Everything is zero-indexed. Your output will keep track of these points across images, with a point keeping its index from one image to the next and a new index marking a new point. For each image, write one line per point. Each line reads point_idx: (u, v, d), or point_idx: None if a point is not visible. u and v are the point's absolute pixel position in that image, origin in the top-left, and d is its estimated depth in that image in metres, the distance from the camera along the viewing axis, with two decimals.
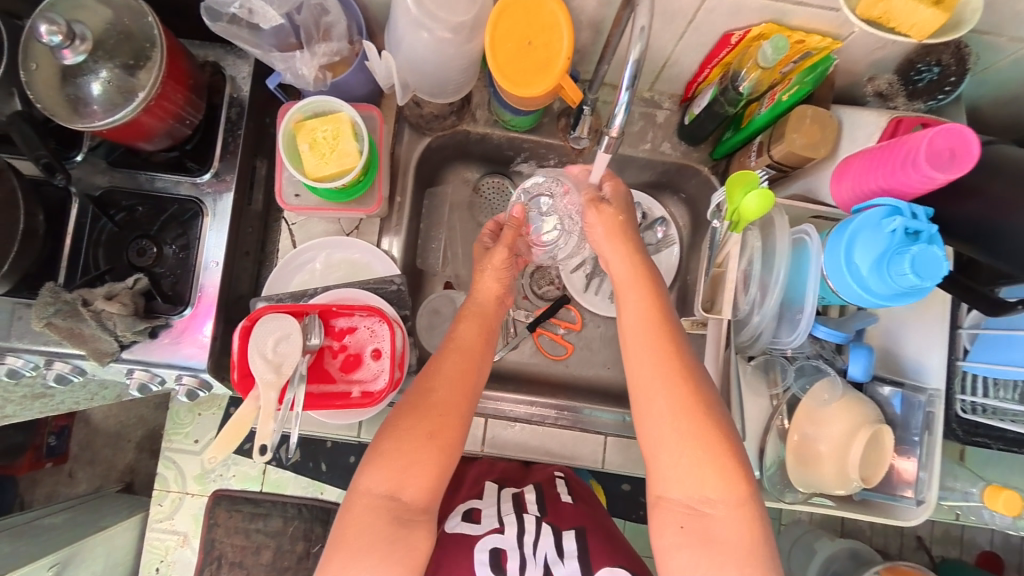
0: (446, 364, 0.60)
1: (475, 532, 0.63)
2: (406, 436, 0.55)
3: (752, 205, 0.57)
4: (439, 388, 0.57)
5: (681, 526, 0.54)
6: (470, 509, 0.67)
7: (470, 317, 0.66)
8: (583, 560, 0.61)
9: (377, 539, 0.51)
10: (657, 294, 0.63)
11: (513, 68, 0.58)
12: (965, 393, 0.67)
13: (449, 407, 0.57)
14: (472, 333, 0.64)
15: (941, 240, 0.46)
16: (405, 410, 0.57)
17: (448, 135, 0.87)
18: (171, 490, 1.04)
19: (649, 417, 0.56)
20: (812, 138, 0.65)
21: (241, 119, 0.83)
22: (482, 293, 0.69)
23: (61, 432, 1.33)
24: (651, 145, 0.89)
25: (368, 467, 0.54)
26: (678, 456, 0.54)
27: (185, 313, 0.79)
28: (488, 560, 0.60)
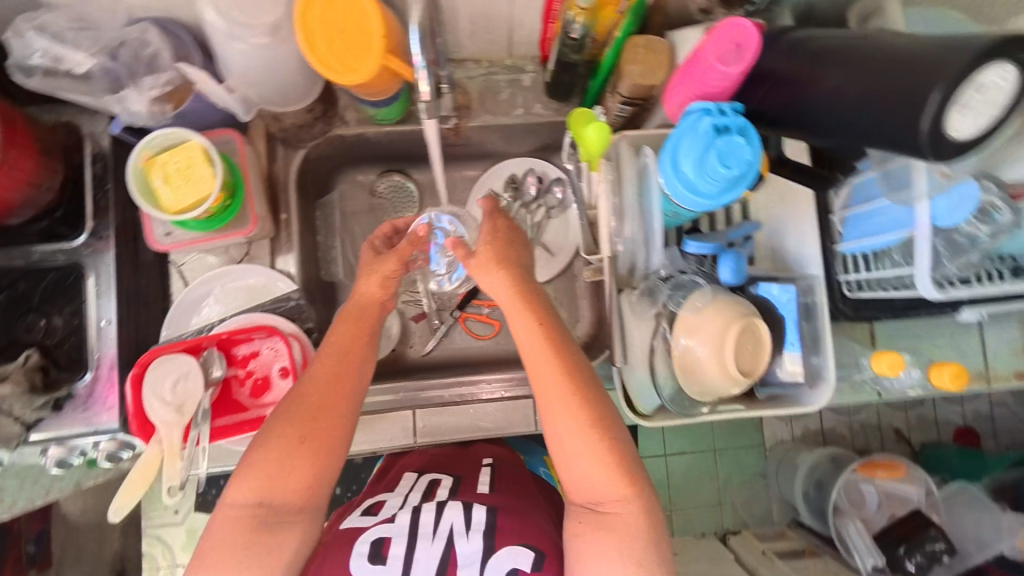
0: (318, 370, 0.60)
1: (363, 525, 0.59)
2: (270, 447, 0.55)
3: (593, 137, 0.60)
4: (310, 393, 0.58)
5: (581, 521, 0.55)
6: (373, 503, 0.63)
7: (347, 317, 0.65)
8: (488, 534, 0.57)
9: (236, 547, 0.52)
10: (538, 304, 0.61)
11: (337, 54, 0.58)
12: (847, 272, 0.69)
13: (317, 413, 0.57)
14: (347, 333, 0.63)
15: (745, 128, 0.48)
16: (276, 418, 0.57)
17: (323, 143, 0.87)
18: (161, 566, 1.05)
19: (553, 422, 0.57)
20: (650, 65, 0.67)
21: (107, 174, 0.80)
22: (362, 293, 0.66)
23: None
24: (524, 109, 0.90)
25: (237, 480, 0.55)
26: (578, 456, 0.55)
27: (88, 377, 0.77)
28: (366, 551, 0.55)
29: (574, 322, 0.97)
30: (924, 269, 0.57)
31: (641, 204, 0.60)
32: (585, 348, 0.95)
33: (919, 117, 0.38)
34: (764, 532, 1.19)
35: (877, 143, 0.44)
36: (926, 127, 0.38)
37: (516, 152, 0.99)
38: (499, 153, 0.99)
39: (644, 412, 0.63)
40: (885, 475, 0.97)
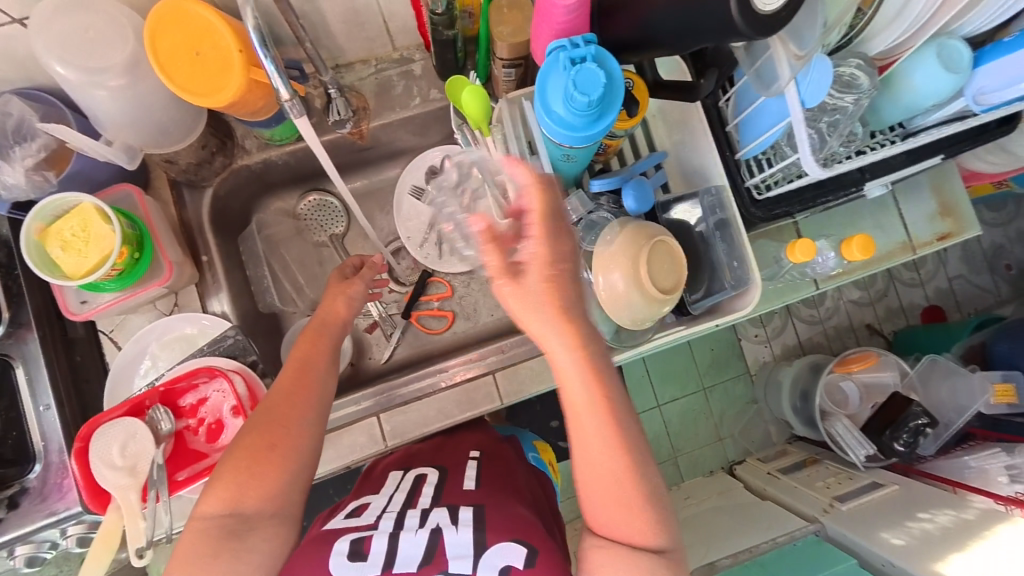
0: (280, 381, 0.61)
1: (341, 527, 0.57)
2: (237, 456, 0.55)
3: (470, 102, 0.61)
4: (274, 402, 0.58)
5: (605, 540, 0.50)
6: (356, 507, 0.62)
7: (311, 326, 0.66)
8: (477, 527, 0.56)
9: (204, 557, 0.50)
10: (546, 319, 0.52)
11: (197, 83, 0.58)
12: (752, 175, 0.71)
13: (284, 419, 0.57)
14: (304, 343, 0.64)
15: (599, 55, 0.50)
16: (243, 431, 0.57)
17: (229, 177, 0.86)
18: None
19: (598, 462, 0.48)
20: (517, 23, 0.69)
21: (12, 259, 0.76)
22: (327, 312, 0.68)
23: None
24: (421, 98, 0.91)
25: (206, 493, 0.54)
26: (604, 482, 0.49)
27: (38, 468, 0.74)
28: (346, 549, 0.53)
29: None
30: (807, 151, 0.58)
31: (538, 162, 0.62)
32: None
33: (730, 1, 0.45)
34: (766, 454, 1.22)
35: (704, 35, 0.50)
36: (736, 10, 0.45)
37: (428, 144, 1.00)
38: (412, 148, 1.00)
39: (590, 354, 0.67)
40: (859, 367, 1.01)
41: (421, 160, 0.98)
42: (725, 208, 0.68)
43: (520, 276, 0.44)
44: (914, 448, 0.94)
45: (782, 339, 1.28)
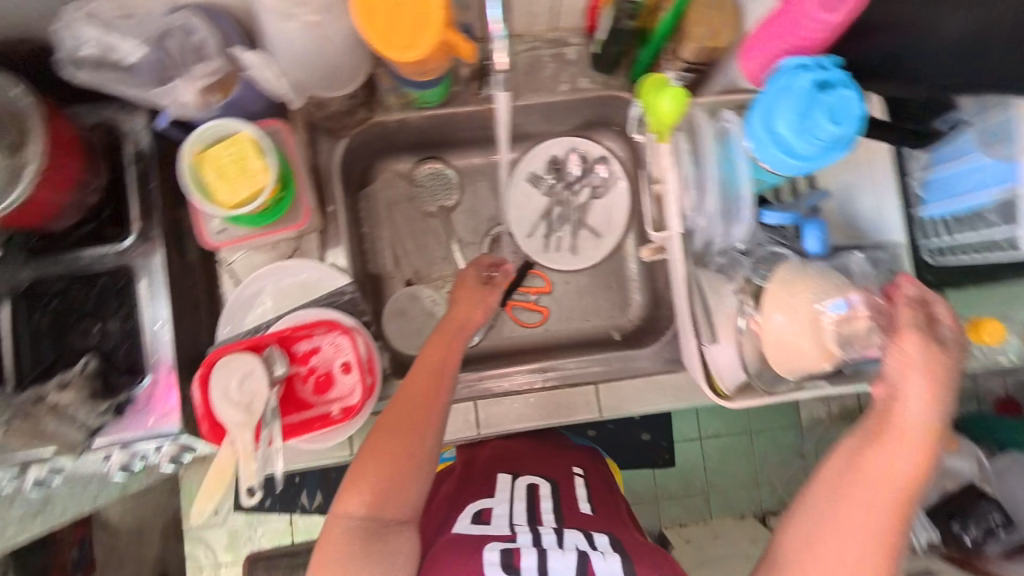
0: (411, 387, 0.62)
1: (485, 534, 0.62)
2: (374, 457, 0.58)
3: (668, 106, 0.57)
4: (407, 409, 0.60)
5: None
6: (479, 512, 0.68)
7: (449, 327, 0.67)
8: (623, 557, 0.58)
9: (352, 556, 0.53)
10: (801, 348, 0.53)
11: (389, 32, 0.55)
12: (929, 237, 0.68)
13: (415, 428, 0.59)
14: (433, 348, 0.65)
15: (849, 83, 0.46)
16: (379, 432, 0.59)
17: (364, 131, 0.84)
18: (206, 565, 1.20)
19: (853, 520, 0.49)
20: (714, 25, 0.65)
21: (151, 172, 0.78)
22: (454, 316, 0.69)
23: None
24: (569, 84, 0.87)
25: (347, 492, 0.57)
26: (850, 534, 0.49)
27: (146, 382, 0.75)
28: (498, 561, 0.56)
29: (625, 304, 0.95)
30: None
31: (717, 180, 0.57)
32: (638, 331, 0.93)
33: None
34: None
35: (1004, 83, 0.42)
36: None
37: (556, 131, 0.96)
38: (539, 133, 0.96)
39: (727, 392, 0.63)
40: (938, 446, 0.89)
41: (549, 147, 0.95)
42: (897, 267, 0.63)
43: (901, 339, 0.51)
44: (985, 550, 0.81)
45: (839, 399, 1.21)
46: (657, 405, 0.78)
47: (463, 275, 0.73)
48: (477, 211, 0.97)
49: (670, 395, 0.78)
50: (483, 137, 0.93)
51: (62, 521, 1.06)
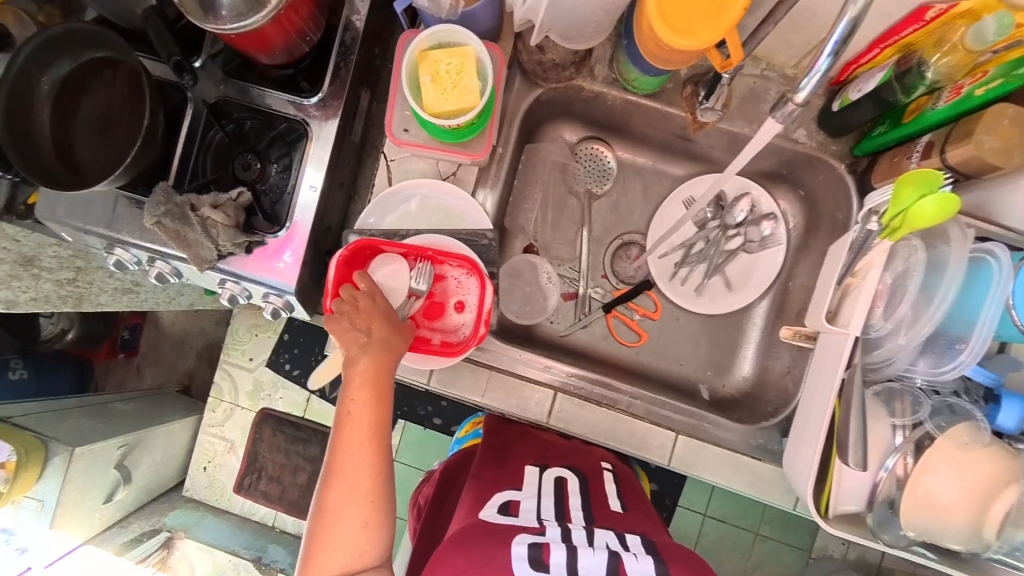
0: (349, 439, 0.59)
1: (514, 524, 0.62)
2: (334, 519, 0.56)
3: (928, 210, 0.50)
4: (353, 460, 0.58)
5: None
6: (506, 504, 0.67)
7: (370, 360, 0.60)
8: (651, 556, 0.57)
9: None
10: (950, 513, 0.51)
11: (679, 12, 0.52)
12: None
13: (362, 487, 0.57)
14: (361, 384, 0.60)
15: None
16: (333, 491, 0.57)
17: (560, 89, 0.81)
18: (224, 400, 1.30)
19: None
20: (1008, 140, 0.55)
21: (354, 45, 0.79)
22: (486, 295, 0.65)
23: (134, 329, 1.45)
24: (784, 129, 0.78)
25: (316, 559, 0.56)
26: None
27: (281, 234, 0.78)
28: (527, 555, 0.55)
29: (725, 366, 0.90)
30: None
31: (928, 308, 0.52)
32: (730, 400, 0.88)
33: None
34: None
35: None
36: None
37: (737, 168, 0.89)
38: (719, 162, 0.89)
39: (829, 512, 0.57)
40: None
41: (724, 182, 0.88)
42: None
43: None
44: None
45: (860, 548, 1.13)
46: (728, 481, 0.78)
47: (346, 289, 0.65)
48: (621, 209, 0.93)
49: (745, 478, 0.78)
50: (664, 142, 0.88)
51: (143, 306, 1.18)
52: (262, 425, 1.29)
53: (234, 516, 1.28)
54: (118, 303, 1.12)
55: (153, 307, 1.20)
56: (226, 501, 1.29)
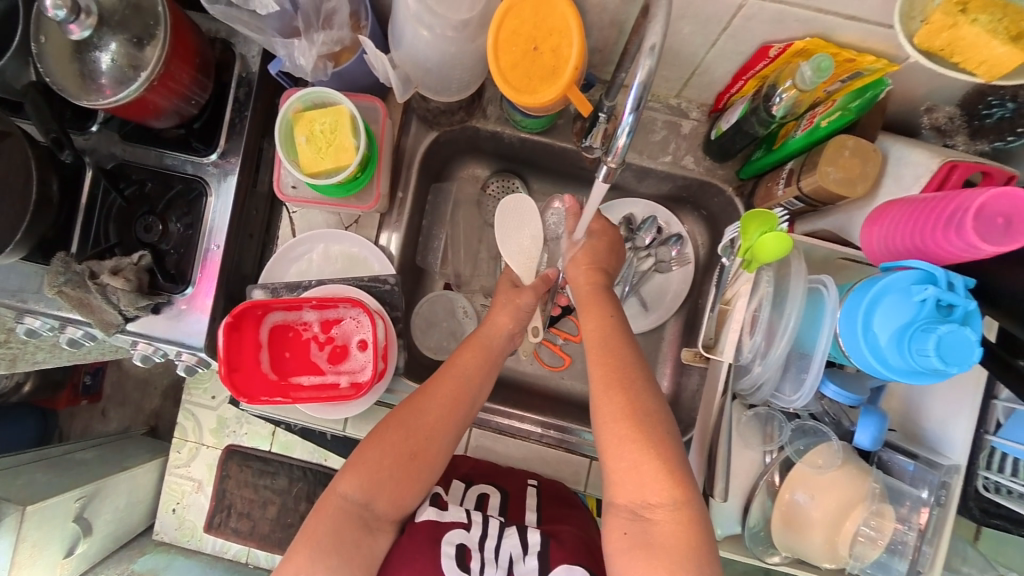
0: (406, 421, 0.66)
1: (442, 519, 0.67)
2: (355, 485, 0.63)
3: (769, 244, 0.52)
4: (403, 443, 0.65)
5: (624, 532, 0.54)
6: (436, 494, 0.71)
7: (442, 385, 0.68)
8: (542, 556, 0.65)
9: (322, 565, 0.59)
10: (615, 337, 0.64)
11: (517, 73, 0.54)
12: (989, 469, 0.60)
13: (402, 469, 0.64)
14: (450, 390, 0.68)
15: (974, 317, 0.40)
16: (369, 448, 0.65)
17: (457, 130, 0.83)
18: (190, 439, 1.12)
19: (607, 438, 0.57)
20: (850, 173, 0.59)
21: (248, 100, 0.80)
22: (493, 327, 0.74)
23: (97, 373, 1.33)
24: (672, 157, 0.82)
25: (323, 509, 0.62)
26: (622, 450, 0.56)
27: (188, 292, 0.80)
28: (453, 554, 0.64)
29: None
30: None
31: (776, 321, 0.54)
32: None
33: None
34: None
35: None
36: None
37: (643, 192, 0.91)
38: (625, 187, 0.91)
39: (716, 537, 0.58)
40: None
41: (631, 208, 0.90)
42: (946, 510, 0.55)
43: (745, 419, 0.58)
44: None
45: None
46: None
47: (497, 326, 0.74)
48: None
49: None
50: (569, 173, 0.90)
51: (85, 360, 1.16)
52: (227, 462, 1.10)
53: (206, 556, 1.12)
54: (56, 358, 1.04)
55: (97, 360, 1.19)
56: (197, 542, 1.13)
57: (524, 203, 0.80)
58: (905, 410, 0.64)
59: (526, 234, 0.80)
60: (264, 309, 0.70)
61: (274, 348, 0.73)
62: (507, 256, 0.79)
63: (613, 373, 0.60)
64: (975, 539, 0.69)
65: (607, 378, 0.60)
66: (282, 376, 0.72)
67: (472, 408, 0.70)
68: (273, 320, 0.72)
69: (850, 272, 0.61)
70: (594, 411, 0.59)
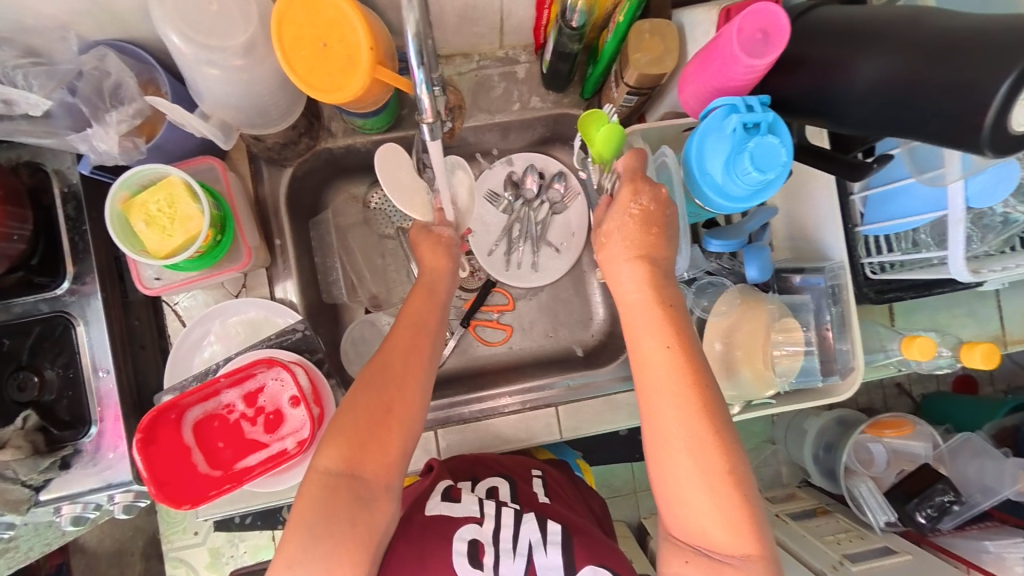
0: (376, 368, 0.61)
1: (455, 514, 0.68)
2: (337, 447, 0.58)
3: (606, 140, 0.56)
4: (375, 392, 0.59)
5: (688, 560, 0.51)
6: (449, 488, 0.72)
7: (400, 335, 0.63)
8: (565, 551, 0.66)
9: (312, 540, 0.55)
10: (696, 366, 0.50)
11: (317, 73, 0.53)
12: (870, 255, 0.68)
13: (382, 416, 0.59)
14: (407, 329, 0.64)
15: (776, 126, 0.45)
16: (342, 413, 0.60)
17: (310, 159, 0.81)
18: None
19: (673, 473, 0.50)
20: (655, 53, 0.63)
21: (81, 214, 0.73)
22: (431, 270, 0.70)
23: (62, 568, 1.12)
24: (520, 104, 0.84)
25: (307, 488, 0.57)
26: (692, 485, 0.49)
27: (93, 431, 0.73)
28: (466, 550, 0.65)
29: (588, 319, 0.94)
30: (958, 249, 0.55)
31: None
32: (601, 346, 0.92)
33: (854, 75, 0.47)
34: (774, 497, 1.02)
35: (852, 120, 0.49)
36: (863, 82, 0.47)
37: (512, 148, 0.93)
38: (494, 149, 0.92)
39: None
40: (894, 435, 0.87)
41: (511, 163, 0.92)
42: (844, 299, 0.63)
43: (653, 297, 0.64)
44: (939, 526, 0.83)
45: None
46: (615, 422, 0.85)
47: (430, 259, 0.70)
48: None
49: (628, 412, 0.85)
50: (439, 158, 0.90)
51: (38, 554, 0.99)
52: None
53: None
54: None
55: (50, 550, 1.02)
56: None
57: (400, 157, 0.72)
58: (788, 231, 0.70)
59: (412, 182, 0.73)
60: (178, 409, 0.67)
61: (207, 443, 0.70)
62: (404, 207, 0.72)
63: (695, 404, 0.50)
64: (892, 321, 0.76)
65: (689, 407, 0.50)
66: (227, 467, 0.69)
67: (437, 348, 0.65)
68: (193, 417, 0.69)
69: None
70: (668, 457, 0.50)
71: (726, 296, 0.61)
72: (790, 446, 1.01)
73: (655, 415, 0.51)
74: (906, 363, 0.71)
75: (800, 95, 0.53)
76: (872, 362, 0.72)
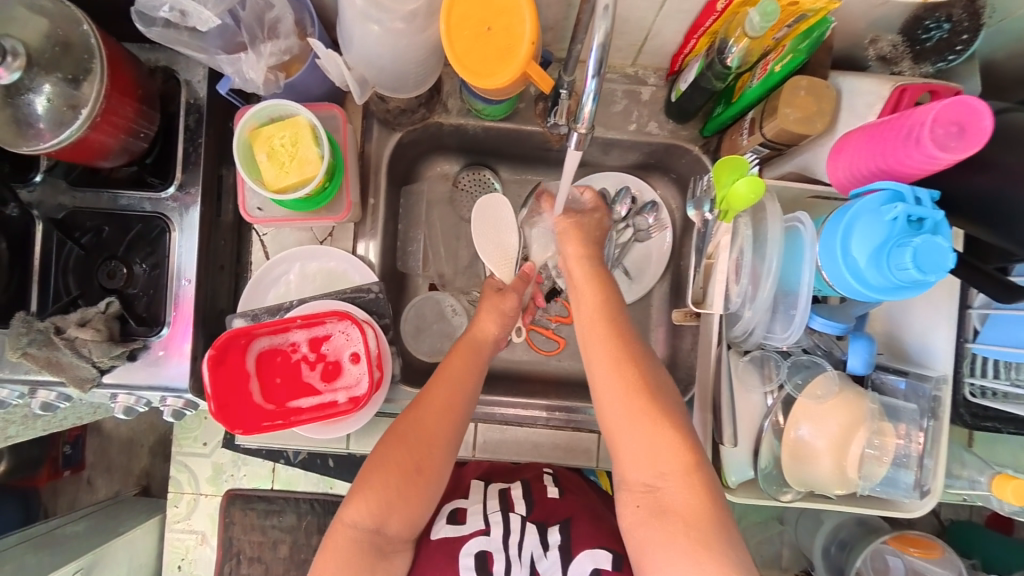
0: (412, 426, 0.63)
1: (459, 534, 0.66)
2: (366, 500, 0.59)
3: (743, 190, 0.54)
4: (409, 448, 0.61)
5: (638, 505, 0.56)
6: (455, 509, 0.70)
7: (434, 397, 0.65)
8: (564, 548, 0.65)
9: None
10: (615, 324, 0.63)
11: (473, 58, 0.53)
12: (973, 375, 0.64)
13: (413, 473, 0.61)
14: (441, 394, 0.65)
15: (942, 226, 0.45)
16: (373, 464, 0.61)
17: (419, 129, 0.81)
18: (186, 492, 0.97)
19: (607, 407, 0.59)
20: (807, 112, 0.60)
21: (200, 127, 0.75)
22: (478, 331, 0.74)
23: (78, 441, 1.16)
24: (636, 125, 0.82)
25: (334, 540, 0.58)
26: (628, 422, 0.57)
27: (164, 333, 0.75)
28: (474, 565, 0.62)
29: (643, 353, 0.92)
30: None
31: (759, 265, 0.56)
32: None
33: None
34: None
35: None
36: None
37: (612, 165, 0.91)
38: (594, 162, 0.91)
39: (730, 484, 0.61)
40: (920, 556, 0.79)
41: (603, 181, 0.89)
42: (940, 417, 0.59)
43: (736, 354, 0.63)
44: None
45: None
46: None
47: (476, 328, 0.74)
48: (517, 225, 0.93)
49: None
50: (539, 156, 0.89)
51: (65, 425, 1.00)
52: (228, 508, 0.96)
53: None
54: (32, 430, 0.92)
55: (78, 423, 1.03)
56: None
57: (500, 209, 0.84)
58: (889, 329, 0.66)
59: (504, 240, 0.84)
60: (248, 337, 0.69)
61: (265, 376, 0.72)
62: (485, 258, 0.82)
63: (620, 351, 0.61)
64: (970, 444, 0.71)
65: (613, 353, 0.61)
66: (279, 404, 0.71)
67: (466, 414, 0.66)
68: (259, 347, 0.71)
69: (818, 208, 0.64)
70: (604, 405, 0.59)
71: (813, 385, 0.60)
72: (801, 531, 0.95)
73: (594, 366, 0.62)
74: (986, 498, 0.67)
75: (972, 199, 0.50)
76: (948, 486, 0.68)
